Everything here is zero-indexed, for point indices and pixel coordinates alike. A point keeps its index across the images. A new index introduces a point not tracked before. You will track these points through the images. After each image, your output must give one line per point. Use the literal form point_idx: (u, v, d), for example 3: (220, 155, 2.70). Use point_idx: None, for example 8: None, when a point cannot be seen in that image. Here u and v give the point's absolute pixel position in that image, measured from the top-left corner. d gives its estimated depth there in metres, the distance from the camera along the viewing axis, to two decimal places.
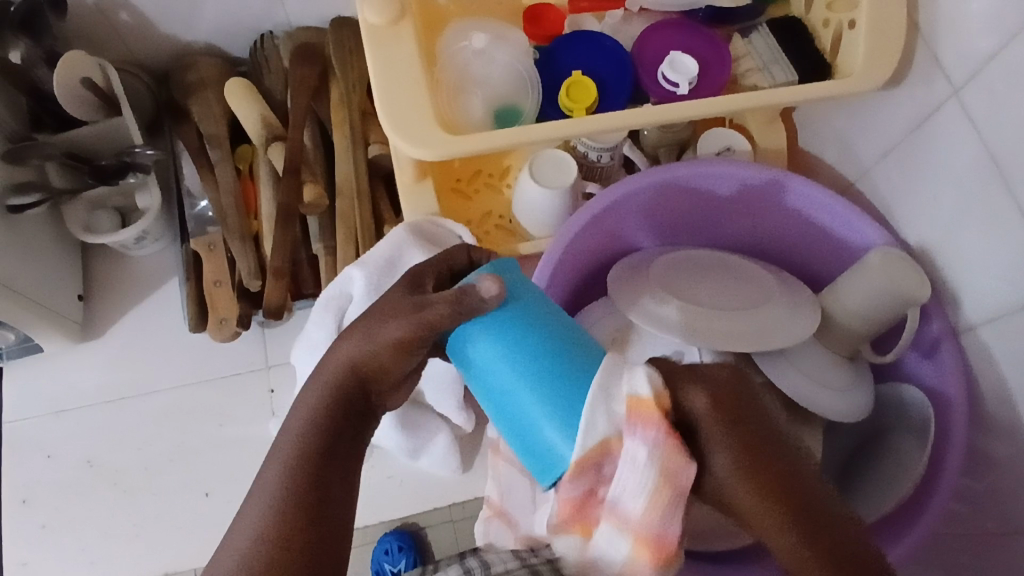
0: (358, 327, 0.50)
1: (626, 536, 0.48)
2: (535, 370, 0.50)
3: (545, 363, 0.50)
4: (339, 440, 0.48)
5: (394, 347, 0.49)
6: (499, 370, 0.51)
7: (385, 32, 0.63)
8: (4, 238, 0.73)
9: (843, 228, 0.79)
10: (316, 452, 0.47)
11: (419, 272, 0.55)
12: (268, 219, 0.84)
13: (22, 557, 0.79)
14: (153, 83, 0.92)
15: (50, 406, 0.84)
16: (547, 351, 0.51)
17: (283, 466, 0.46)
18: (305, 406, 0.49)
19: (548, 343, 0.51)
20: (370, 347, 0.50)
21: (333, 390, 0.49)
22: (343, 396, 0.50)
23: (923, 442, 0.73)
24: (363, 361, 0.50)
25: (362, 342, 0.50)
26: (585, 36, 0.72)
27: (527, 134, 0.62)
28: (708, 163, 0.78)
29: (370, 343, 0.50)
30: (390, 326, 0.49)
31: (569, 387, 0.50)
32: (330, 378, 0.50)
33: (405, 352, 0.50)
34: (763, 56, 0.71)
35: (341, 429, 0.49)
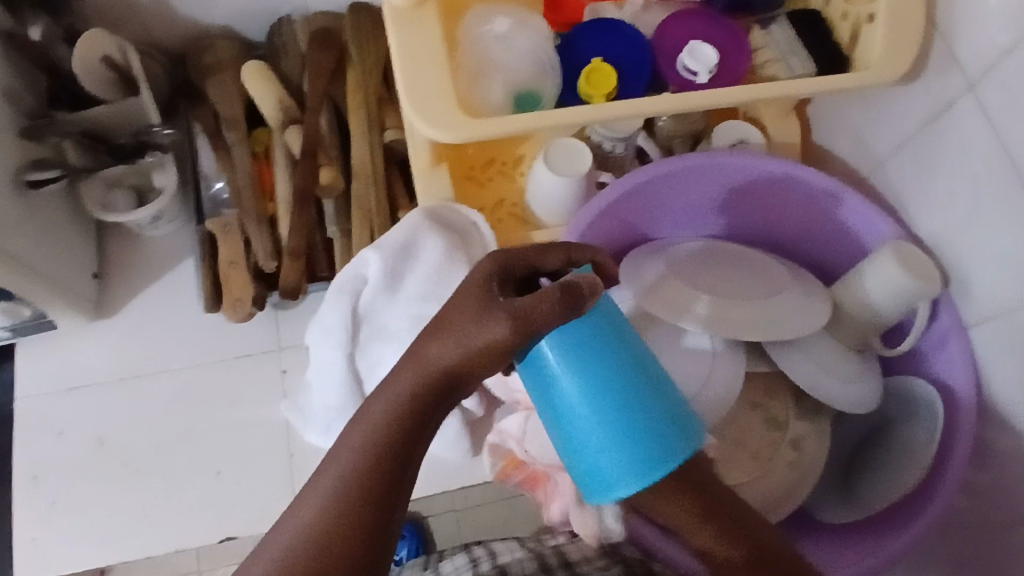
0: (453, 325, 0.46)
1: None
2: (602, 411, 0.52)
3: (616, 418, 0.52)
4: (419, 438, 0.46)
5: (487, 349, 0.46)
6: (568, 395, 0.52)
7: (409, 13, 0.63)
8: (23, 214, 0.73)
9: (856, 222, 0.79)
10: (385, 451, 0.44)
11: (504, 269, 0.47)
12: (284, 202, 0.84)
13: (34, 533, 0.80)
14: (170, 64, 0.92)
15: (63, 383, 0.85)
16: (610, 382, 0.53)
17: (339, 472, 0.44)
18: (375, 410, 0.46)
19: (627, 380, 0.53)
20: (464, 352, 0.46)
21: (408, 395, 0.46)
22: (422, 394, 0.46)
23: (930, 436, 0.73)
24: (467, 361, 0.46)
25: (462, 338, 0.46)
26: (605, 23, 0.72)
27: (546, 119, 0.63)
28: (723, 155, 0.78)
29: (460, 344, 0.46)
30: (487, 330, 0.45)
31: (635, 427, 0.52)
32: (414, 377, 0.46)
33: (498, 358, 0.46)
34: (780, 47, 0.71)
35: (414, 433, 0.46)
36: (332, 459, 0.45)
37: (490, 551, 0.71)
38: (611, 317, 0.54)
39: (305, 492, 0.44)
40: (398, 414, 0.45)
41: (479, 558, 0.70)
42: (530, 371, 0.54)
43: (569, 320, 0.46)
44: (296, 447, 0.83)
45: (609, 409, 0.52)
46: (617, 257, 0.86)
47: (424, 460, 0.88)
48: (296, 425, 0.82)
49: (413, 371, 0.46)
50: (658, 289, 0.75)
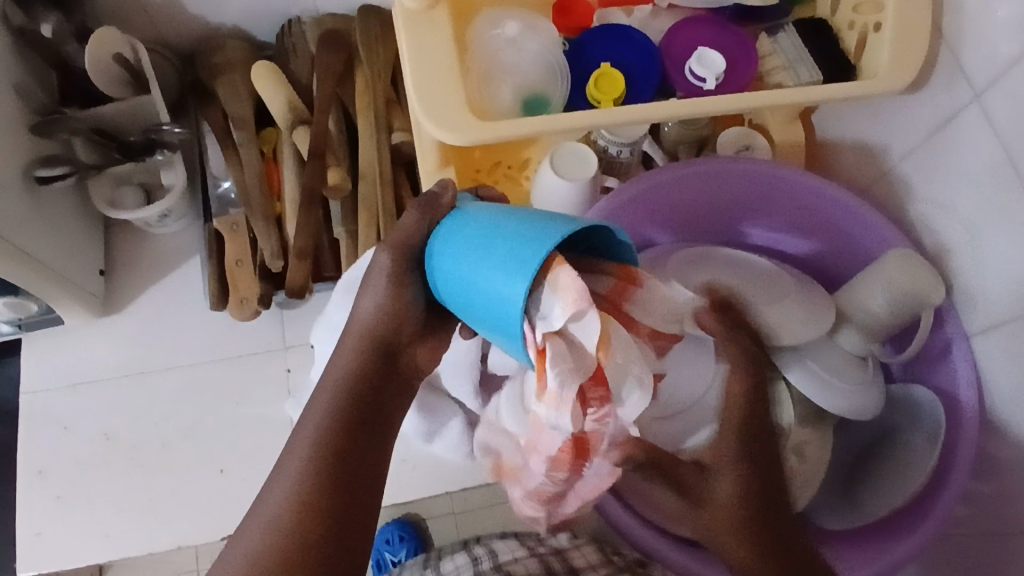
0: (365, 292, 0.51)
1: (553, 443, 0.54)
2: (470, 257, 0.45)
3: (487, 244, 0.44)
4: (371, 408, 0.50)
5: (392, 303, 0.50)
6: (456, 266, 0.46)
7: (421, 16, 0.63)
8: (31, 209, 0.74)
9: (861, 229, 0.79)
10: (339, 431, 0.47)
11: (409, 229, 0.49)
12: (291, 201, 0.84)
13: (36, 527, 0.80)
14: (179, 64, 0.92)
15: (68, 378, 0.85)
16: (492, 229, 0.45)
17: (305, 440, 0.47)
18: (332, 371, 0.50)
19: (508, 224, 0.45)
20: (380, 305, 0.50)
21: (355, 358, 0.50)
22: (366, 365, 0.50)
23: (932, 445, 0.73)
24: (389, 316, 0.51)
25: (374, 298, 0.50)
26: (615, 29, 0.73)
27: (554, 123, 0.63)
28: (724, 161, 0.79)
29: (374, 305, 0.50)
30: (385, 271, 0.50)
31: (513, 243, 0.43)
32: (352, 350, 0.50)
33: (399, 298, 0.51)
34: (788, 55, 0.72)
35: (370, 400, 0.50)
36: (295, 440, 0.48)
37: (492, 551, 0.72)
38: (488, 204, 0.50)
39: (272, 477, 0.47)
40: (348, 387, 0.49)
41: (481, 557, 0.71)
42: (426, 265, 0.50)
43: (432, 228, 0.50)
44: None
45: (487, 255, 0.44)
46: None
47: (427, 462, 0.88)
48: (300, 423, 0.82)
49: (350, 348, 0.51)
50: None
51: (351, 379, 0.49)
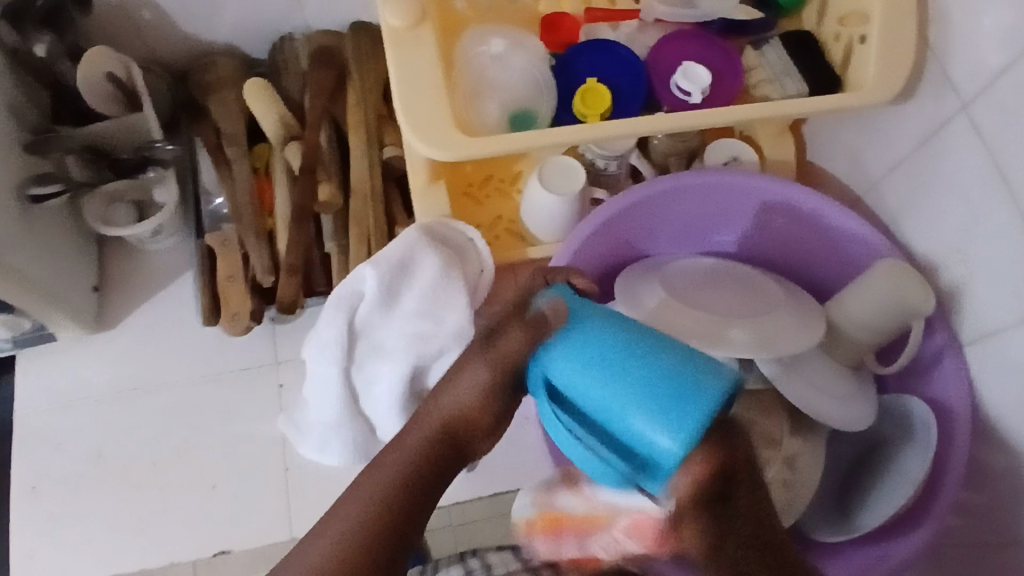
0: (454, 377, 0.49)
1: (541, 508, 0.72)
2: (642, 409, 0.44)
3: (643, 377, 0.45)
4: (428, 489, 0.47)
5: (479, 403, 0.48)
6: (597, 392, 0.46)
7: (407, 35, 0.64)
8: (24, 228, 0.74)
9: (850, 241, 0.80)
10: (371, 537, 0.45)
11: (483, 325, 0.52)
12: (283, 216, 0.85)
13: (28, 545, 0.80)
14: (173, 81, 0.93)
15: (62, 396, 0.85)
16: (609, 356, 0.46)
17: (362, 497, 0.46)
18: (402, 444, 0.48)
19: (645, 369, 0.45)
20: (469, 394, 0.48)
21: (422, 442, 0.48)
22: (424, 453, 0.48)
23: (924, 455, 0.73)
24: (466, 415, 0.48)
25: (460, 390, 0.48)
26: (602, 44, 0.73)
27: (540, 139, 0.64)
28: (714, 173, 0.79)
29: (456, 395, 0.48)
30: (473, 377, 0.48)
31: (663, 381, 0.44)
32: (410, 449, 0.48)
33: (488, 407, 0.49)
34: (774, 68, 0.72)
35: (416, 499, 0.47)
36: (346, 501, 0.46)
37: (486, 564, 0.72)
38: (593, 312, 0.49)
39: (319, 530, 0.46)
40: (402, 479, 0.46)
41: (475, 571, 0.71)
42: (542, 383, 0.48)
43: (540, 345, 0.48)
44: (291, 462, 0.83)
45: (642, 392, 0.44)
46: (614, 273, 0.87)
47: None
48: (292, 437, 0.82)
49: (421, 428, 0.48)
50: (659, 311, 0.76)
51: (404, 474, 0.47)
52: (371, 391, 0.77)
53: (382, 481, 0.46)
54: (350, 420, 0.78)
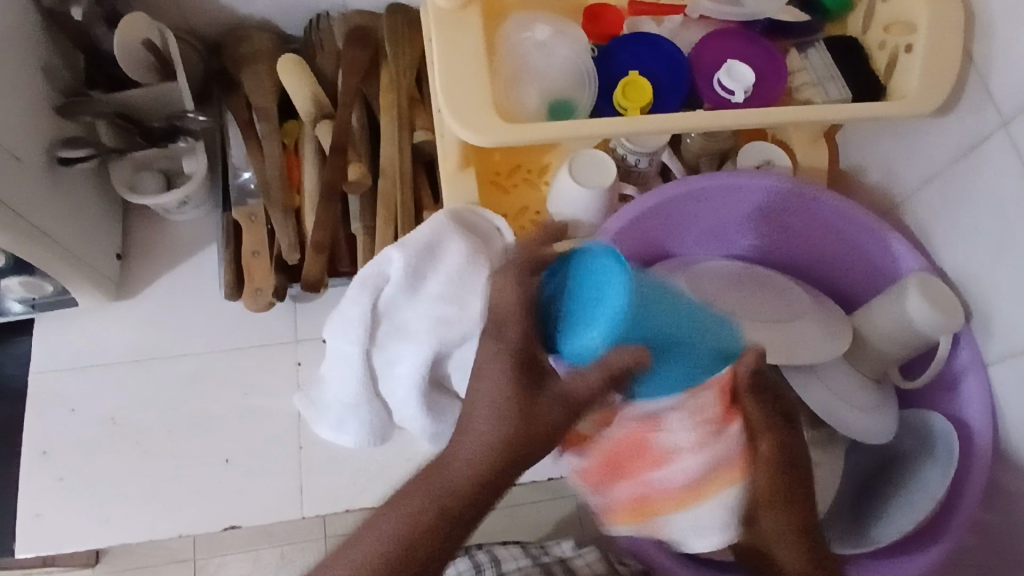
0: (486, 389, 0.50)
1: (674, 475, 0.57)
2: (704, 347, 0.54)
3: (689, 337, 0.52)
4: (486, 497, 0.50)
5: (529, 413, 0.49)
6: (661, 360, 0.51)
7: (453, 16, 0.64)
8: (51, 190, 0.74)
9: (881, 252, 0.79)
10: (433, 528, 0.48)
11: (517, 327, 0.50)
12: (311, 195, 0.84)
13: (35, 509, 0.79)
14: (206, 53, 0.93)
15: (79, 361, 0.84)
16: (659, 310, 0.50)
17: (423, 494, 0.49)
18: (457, 453, 0.50)
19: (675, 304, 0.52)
20: (506, 411, 0.49)
21: (476, 455, 0.49)
22: (482, 466, 0.49)
23: (945, 473, 0.71)
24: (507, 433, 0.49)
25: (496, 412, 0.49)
26: (645, 38, 0.72)
27: (579, 129, 0.63)
28: (750, 175, 0.78)
29: (502, 410, 0.49)
30: (509, 390, 0.49)
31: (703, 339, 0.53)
32: (444, 477, 0.49)
33: (534, 416, 0.49)
34: (818, 72, 0.71)
35: (478, 497, 0.49)
36: (407, 495, 0.49)
37: (494, 557, 0.73)
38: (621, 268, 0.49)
39: (380, 518, 0.49)
40: (439, 503, 0.48)
41: (483, 564, 0.72)
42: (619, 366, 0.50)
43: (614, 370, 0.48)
44: (306, 441, 0.82)
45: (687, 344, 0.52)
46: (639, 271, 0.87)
47: None
48: (309, 416, 0.81)
49: (477, 442, 0.49)
50: None
51: (441, 499, 0.49)
52: (391, 374, 0.76)
53: (449, 478, 0.49)
54: (367, 403, 0.77)
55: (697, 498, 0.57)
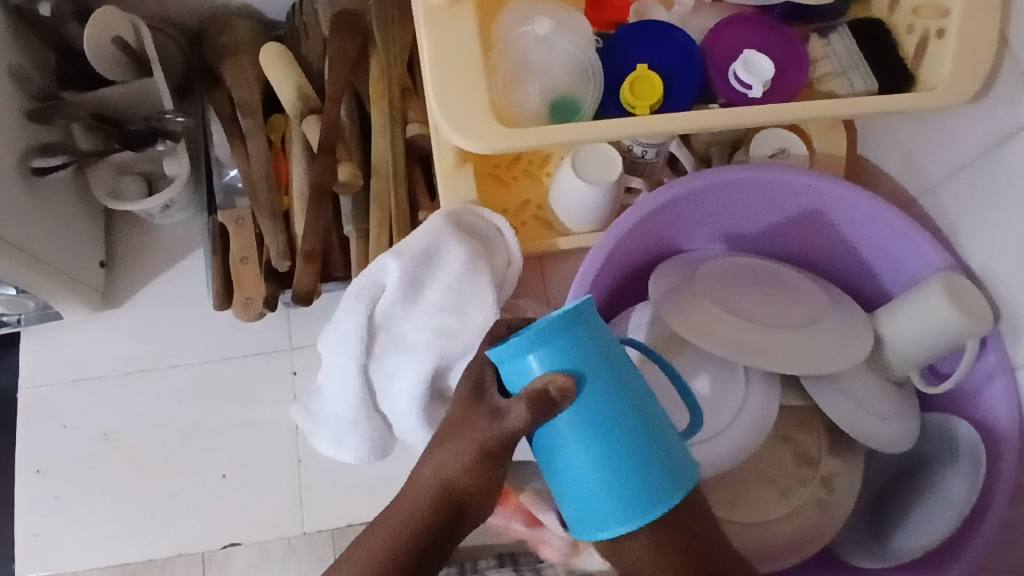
0: (447, 440, 0.50)
1: None
2: (624, 493, 0.48)
3: (616, 460, 0.48)
4: (438, 543, 0.51)
5: (476, 464, 0.49)
6: (575, 454, 0.48)
7: (445, 12, 0.58)
8: (27, 202, 0.70)
9: (905, 249, 0.74)
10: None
11: (480, 374, 0.51)
12: (301, 196, 0.79)
13: (33, 529, 0.77)
14: (186, 43, 0.88)
15: (69, 374, 0.81)
16: (611, 412, 0.48)
17: (381, 536, 0.51)
18: (411, 499, 0.51)
19: (631, 420, 0.48)
20: (459, 462, 0.49)
21: (427, 506, 0.50)
22: (435, 513, 0.50)
23: (970, 485, 0.68)
24: (444, 486, 0.50)
25: (437, 466, 0.50)
26: (655, 26, 0.66)
27: (583, 133, 0.58)
28: (765, 168, 0.73)
29: (455, 464, 0.49)
30: (462, 443, 0.49)
31: (634, 477, 0.48)
32: (387, 532, 0.50)
33: (485, 465, 0.49)
34: (842, 61, 0.66)
35: (430, 546, 0.50)
36: (366, 538, 0.51)
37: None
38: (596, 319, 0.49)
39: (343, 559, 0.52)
40: (381, 560, 0.50)
41: None
42: (542, 439, 0.50)
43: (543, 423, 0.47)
44: (304, 453, 0.80)
45: (610, 466, 0.48)
46: (645, 268, 0.83)
47: None
48: (305, 427, 0.78)
49: (428, 491, 0.50)
50: (703, 321, 0.71)
51: (385, 557, 0.50)
52: (391, 389, 0.72)
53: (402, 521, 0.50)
54: (366, 418, 0.73)
55: None
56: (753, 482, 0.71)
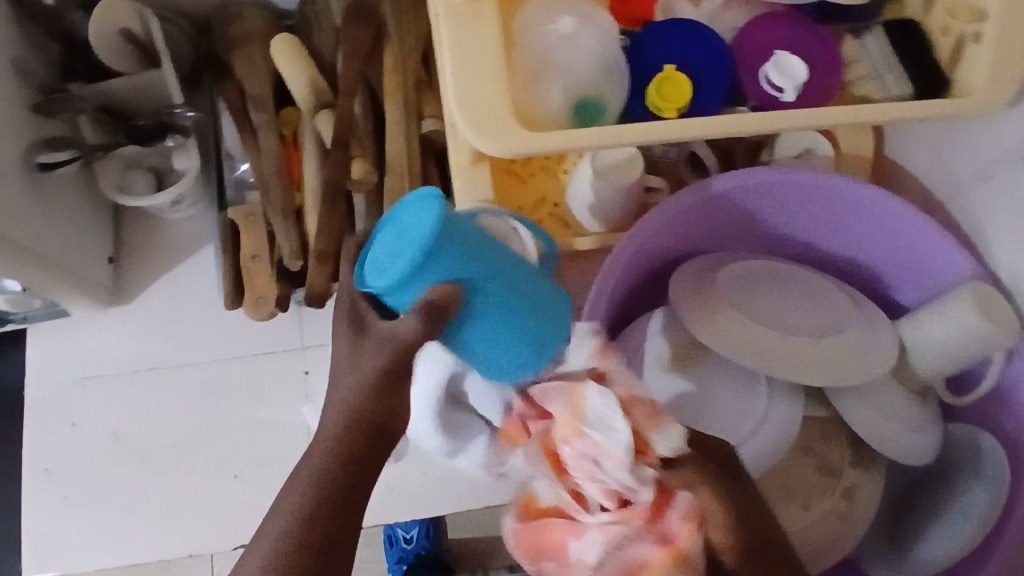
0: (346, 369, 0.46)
1: (578, 428, 0.52)
2: (525, 340, 0.50)
3: (521, 321, 0.49)
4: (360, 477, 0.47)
5: (385, 383, 0.46)
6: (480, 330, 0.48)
7: (468, 10, 0.56)
8: (34, 200, 0.69)
9: (934, 254, 0.72)
10: (312, 525, 0.45)
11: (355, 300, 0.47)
12: (314, 193, 0.77)
13: (42, 528, 0.77)
14: (194, 33, 0.85)
15: (77, 372, 0.80)
16: (499, 278, 0.46)
17: (302, 486, 0.46)
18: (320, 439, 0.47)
19: (513, 273, 0.47)
20: (367, 386, 0.46)
21: (337, 439, 0.46)
22: (353, 446, 0.46)
23: (992, 493, 0.67)
24: (356, 418, 0.46)
25: (344, 397, 0.46)
26: (684, 24, 0.64)
27: (609, 136, 0.56)
28: (792, 171, 0.71)
29: (364, 390, 0.46)
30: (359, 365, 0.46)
31: (529, 326, 0.50)
32: (308, 482, 0.46)
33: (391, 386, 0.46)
34: (876, 63, 0.64)
35: (354, 481, 0.47)
36: (287, 492, 0.46)
37: None
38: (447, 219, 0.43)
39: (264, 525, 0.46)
40: (304, 511, 0.45)
41: None
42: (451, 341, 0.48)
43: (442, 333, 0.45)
44: None
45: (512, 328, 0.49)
46: (664, 270, 0.81)
47: (449, 474, 0.81)
48: (318, 428, 0.77)
49: (335, 425, 0.46)
50: (725, 327, 0.70)
51: (308, 508, 0.45)
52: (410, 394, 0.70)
53: (319, 465, 0.46)
54: None
55: (576, 423, 0.52)
56: (773, 492, 0.70)
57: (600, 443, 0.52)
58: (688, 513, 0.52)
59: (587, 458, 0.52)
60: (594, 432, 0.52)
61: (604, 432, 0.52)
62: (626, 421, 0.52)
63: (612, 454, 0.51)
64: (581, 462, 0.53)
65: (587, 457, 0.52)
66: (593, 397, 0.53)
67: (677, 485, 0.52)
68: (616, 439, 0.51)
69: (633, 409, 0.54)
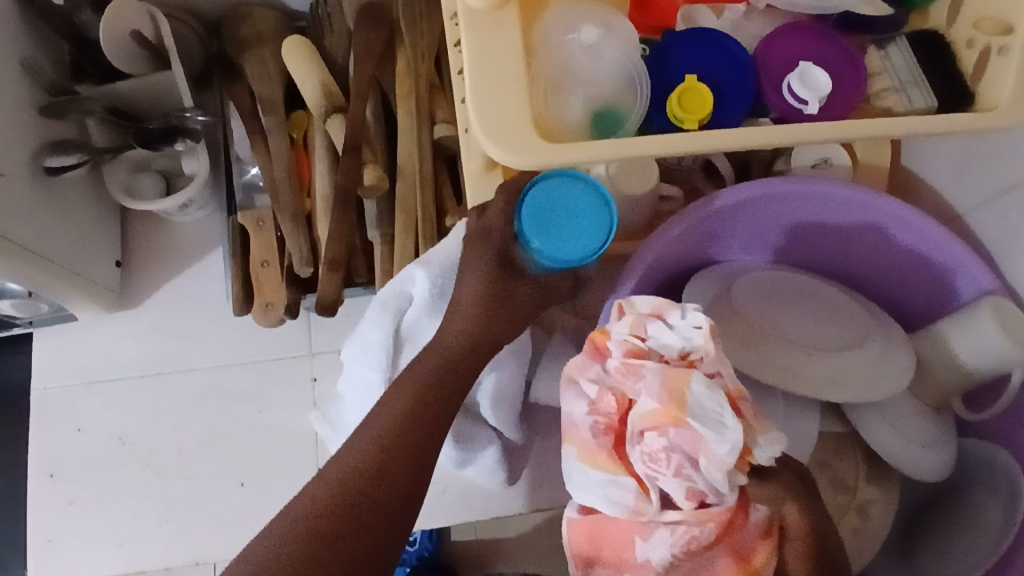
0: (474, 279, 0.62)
1: (677, 421, 0.54)
2: None
3: None
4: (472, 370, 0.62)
5: (507, 294, 0.62)
6: None
7: (489, 18, 0.55)
8: (40, 202, 0.68)
9: (952, 270, 0.71)
10: (434, 395, 0.60)
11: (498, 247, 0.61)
12: (324, 198, 0.76)
13: (47, 534, 0.76)
14: (204, 33, 0.84)
15: (83, 376, 0.80)
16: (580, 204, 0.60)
17: (428, 365, 0.61)
18: (450, 333, 0.62)
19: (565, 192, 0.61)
20: (491, 297, 0.61)
21: (466, 332, 0.62)
22: (474, 341, 0.62)
23: (1006, 513, 0.65)
24: (473, 337, 0.62)
25: (473, 302, 0.62)
26: (708, 35, 0.64)
27: (631, 148, 0.54)
28: (811, 183, 0.69)
29: (489, 298, 0.61)
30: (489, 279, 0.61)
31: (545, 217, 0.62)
32: (437, 361, 0.61)
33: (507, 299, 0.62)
34: (900, 75, 0.62)
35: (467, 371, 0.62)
36: (417, 372, 0.61)
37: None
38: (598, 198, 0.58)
39: (394, 395, 0.60)
40: (430, 386, 0.60)
41: None
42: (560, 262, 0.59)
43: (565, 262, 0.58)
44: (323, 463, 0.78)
45: None
46: (677, 280, 0.80)
47: (457, 484, 0.81)
48: (326, 437, 0.76)
49: (463, 326, 0.62)
50: (741, 338, 0.70)
51: (434, 384, 0.60)
52: None
53: (450, 348, 0.62)
54: None
55: (677, 415, 0.54)
56: None
57: (704, 437, 0.53)
58: (763, 525, 0.57)
59: (673, 452, 0.54)
60: (693, 427, 0.53)
61: (714, 427, 0.53)
62: (737, 420, 0.53)
63: (716, 451, 0.52)
64: (671, 452, 0.54)
65: (678, 448, 0.54)
66: (700, 389, 0.54)
67: (759, 498, 0.56)
68: (726, 437, 0.52)
69: (738, 406, 0.55)
